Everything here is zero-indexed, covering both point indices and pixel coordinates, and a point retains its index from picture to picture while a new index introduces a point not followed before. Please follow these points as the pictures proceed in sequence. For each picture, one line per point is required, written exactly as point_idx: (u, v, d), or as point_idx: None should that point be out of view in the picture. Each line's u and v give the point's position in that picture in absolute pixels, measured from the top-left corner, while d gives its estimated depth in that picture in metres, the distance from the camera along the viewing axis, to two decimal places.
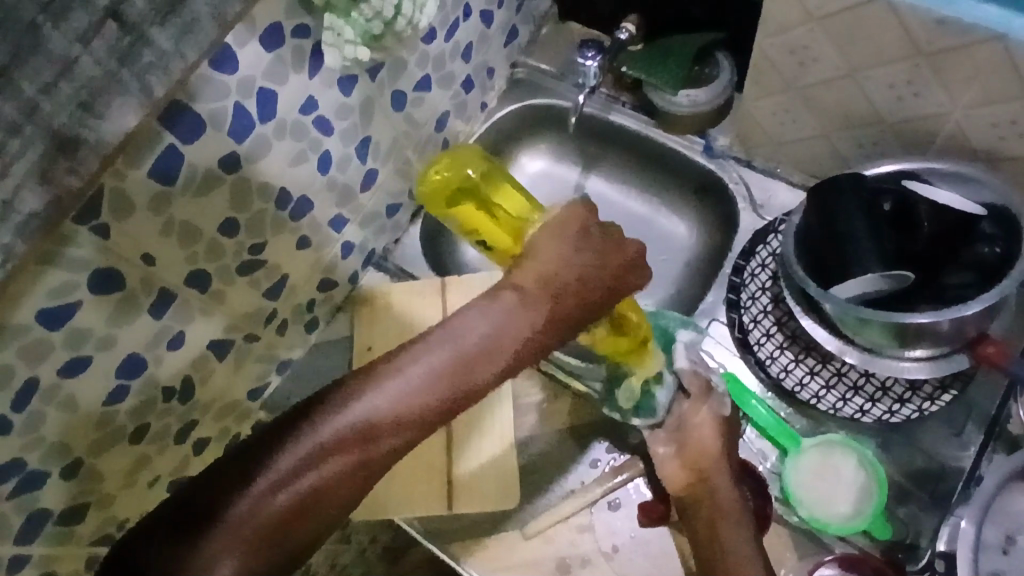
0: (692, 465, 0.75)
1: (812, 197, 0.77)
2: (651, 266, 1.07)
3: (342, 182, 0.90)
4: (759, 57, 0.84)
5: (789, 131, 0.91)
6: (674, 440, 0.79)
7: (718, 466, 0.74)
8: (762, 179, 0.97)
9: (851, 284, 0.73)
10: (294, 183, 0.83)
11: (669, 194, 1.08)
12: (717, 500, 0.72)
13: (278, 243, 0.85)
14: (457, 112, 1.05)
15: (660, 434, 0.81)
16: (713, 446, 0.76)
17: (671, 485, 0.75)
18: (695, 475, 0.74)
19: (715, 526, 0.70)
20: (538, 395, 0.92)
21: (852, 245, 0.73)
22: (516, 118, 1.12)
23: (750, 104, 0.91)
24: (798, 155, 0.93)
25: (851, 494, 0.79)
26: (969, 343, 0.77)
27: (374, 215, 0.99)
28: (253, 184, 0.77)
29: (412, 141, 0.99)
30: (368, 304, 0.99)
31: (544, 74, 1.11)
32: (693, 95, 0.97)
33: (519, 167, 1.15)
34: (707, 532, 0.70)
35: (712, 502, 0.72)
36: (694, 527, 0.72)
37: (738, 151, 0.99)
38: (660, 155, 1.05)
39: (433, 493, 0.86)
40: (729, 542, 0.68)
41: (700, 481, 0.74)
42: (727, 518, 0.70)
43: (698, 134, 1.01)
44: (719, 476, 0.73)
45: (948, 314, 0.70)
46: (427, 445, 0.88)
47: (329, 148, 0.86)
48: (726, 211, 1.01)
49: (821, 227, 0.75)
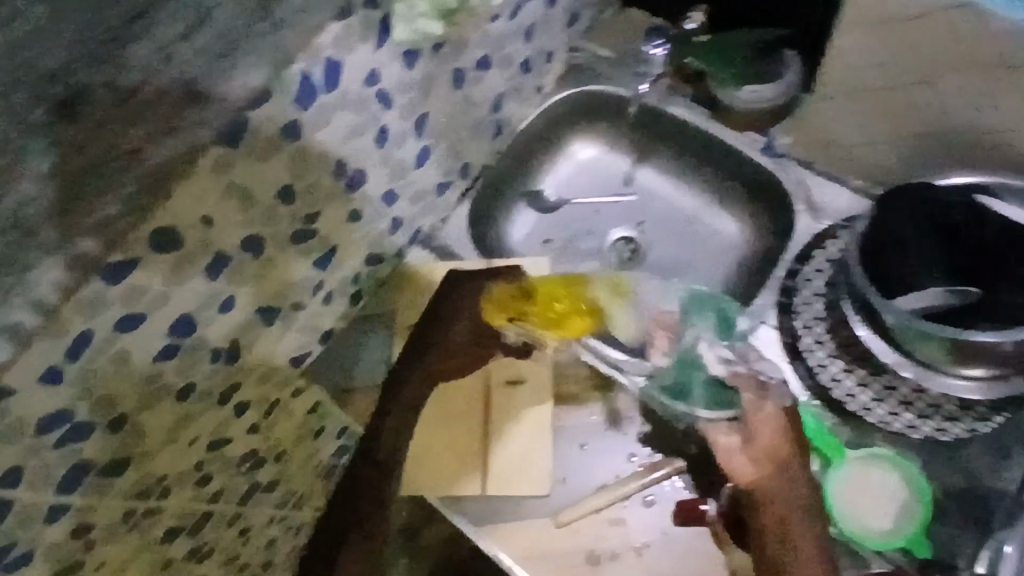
0: (764, 461, 0.76)
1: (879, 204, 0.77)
2: (697, 263, 1.07)
3: (396, 157, 0.90)
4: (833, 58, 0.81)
5: (856, 134, 0.88)
6: (740, 432, 0.79)
7: (789, 462, 0.76)
8: (822, 182, 0.95)
9: (910, 297, 0.75)
10: (352, 155, 0.83)
11: (721, 191, 1.06)
12: (787, 497, 0.75)
13: (330, 214, 0.85)
14: (512, 94, 1.04)
15: (721, 426, 0.81)
16: (783, 442, 0.77)
17: (739, 477, 0.76)
18: (771, 471, 0.76)
19: (785, 525, 0.73)
20: (577, 385, 0.92)
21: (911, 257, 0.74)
22: (570, 104, 1.11)
23: (818, 106, 0.88)
24: (861, 162, 0.91)
25: (892, 510, 0.79)
26: None
27: (423, 193, 0.99)
28: (312, 154, 0.77)
29: (466, 120, 0.98)
30: None
31: (602, 60, 1.09)
32: (758, 91, 0.96)
33: (569, 154, 1.15)
34: (778, 531, 0.73)
35: (784, 499, 0.75)
36: (761, 522, 0.74)
37: (799, 152, 0.96)
38: (716, 151, 1.02)
39: (468, 468, 0.87)
40: (801, 541, 0.72)
41: (774, 478, 0.75)
42: (797, 514, 0.74)
43: (759, 132, 0.99)
44: (791, 473, 0.75)
45: (1010, 336, 0.68)
46: (466, 425, 0.89)
47: (387, 122, 0.85)
48: (780, 212, 0.99)
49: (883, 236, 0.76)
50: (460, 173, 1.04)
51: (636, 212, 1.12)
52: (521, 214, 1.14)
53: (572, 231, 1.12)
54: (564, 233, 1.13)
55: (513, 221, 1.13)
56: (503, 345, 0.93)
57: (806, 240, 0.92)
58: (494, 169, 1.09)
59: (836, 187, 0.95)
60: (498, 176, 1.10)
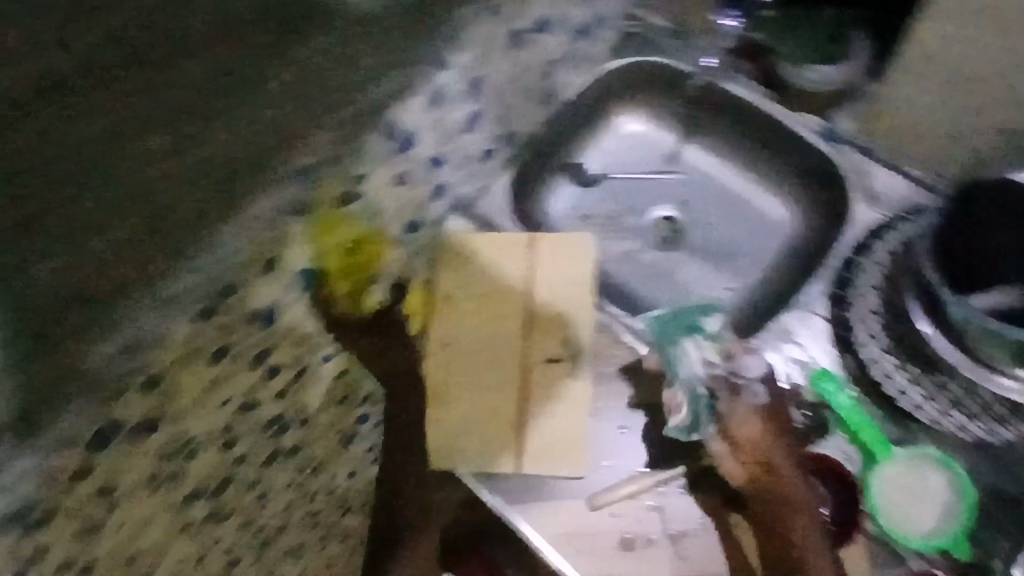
0: (753, 457, 0.78)
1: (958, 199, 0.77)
2: (741, 246, 1.03)
3: (447, 121, 0.86)
4: (919, 40, 0.77)
5: (923, 121, 0.85)
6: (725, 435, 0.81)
7: (778, 459, 0.77)
8: (885, 172, 0.91)
9: (990, 297, 0.76)
10: (406, 116, 0.79)
11: (774, 173, 1.02)
12: (785, 495, 0.76)
13: (378, 174, 0.80)
14: (566, 60, 0.99)
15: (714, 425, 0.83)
16: (770, 440, 0.79)
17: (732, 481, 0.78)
18: (758, 469, 0.78)
19: (783, 521, 0.76)
20: (619, 366, 0.90)
21: (994, 258, 0.76)
22: (621, 75, 1.06)
23: (893, 91, 0.84)
24: (928, 152, 0.88)
25: (935, 511, 0.77)
26: None
27: (467, 159, 0.95)
28: (368, 112, 0.73)
29: (518, 85, 0.93)
30: (452, 249, 0.96)
31: (658, 30, 1.04)
32: (823, 72, 0.91)
33: (614, 126, 1.10)
34: (775, 526, 0.76)
35: (783, 495, 0.76)
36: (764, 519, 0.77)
37: (861, 139, 0.93)
38: (772, 132, 0.98)
39: (504, 443, 0.85)
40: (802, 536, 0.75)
41: (769, 475, 0.77)
42: (798, 510, 0.76)
43: (820, 116, 0.95)
44: (784, 469, 0.77)
45: None
46: (502, 400, 0.87)
47: (442, 81, 0.80)
48: (833, 199, 0.95)
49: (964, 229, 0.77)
50: (506, 141, 1.00)
51: (680, 190, 1.08)
52: (560, 187, 1.10)
53: (613, 208, 1.09)
54: (604, 210, 1.09)
55: (553, 194, 1.10)
56: (544, 321, 0.91)
57: (863, 231, 0.89)
58: (538, 139, 1.05)
59: (896, 178, 0.91)
60: (542, 145, 1.06)
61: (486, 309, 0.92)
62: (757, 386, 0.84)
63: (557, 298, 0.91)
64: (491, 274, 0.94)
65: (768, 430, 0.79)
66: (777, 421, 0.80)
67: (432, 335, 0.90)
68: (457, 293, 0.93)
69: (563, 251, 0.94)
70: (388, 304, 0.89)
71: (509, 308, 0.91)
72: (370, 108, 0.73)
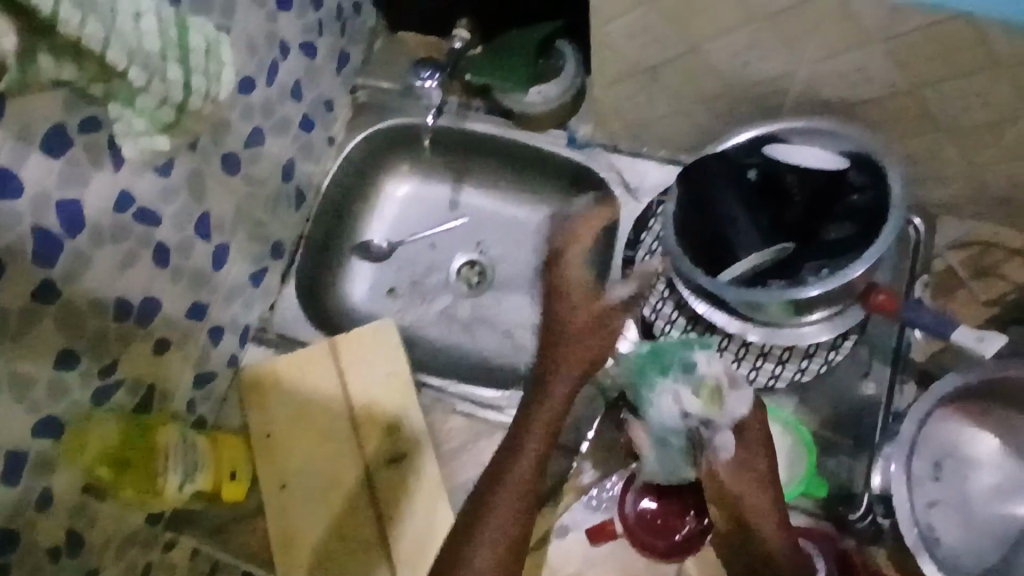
0: (723, 506, 0.70)
1: (682, 183, 0.80)
2: (544, 267, 1.06)
3: (190, 269, 0.80)
4: (601, 47, 0.80)
5: (642, 110, 0.88)
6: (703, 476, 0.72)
7: (751, 511, 0.69)
8: (632, 161, 0.95)
9: (739, 265, 0.79)
10: (133, 288, 0.73)
11: (546, 191, 1.05)
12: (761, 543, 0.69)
13: (132, 356, 0.74)
14: (304, 156, 0.96)
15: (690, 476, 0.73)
16: (744, 485, 0.69)
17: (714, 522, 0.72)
18: (727, 516, 0.70)
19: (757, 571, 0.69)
20: (462, 437, 0.88)
21: (731, 227, 0.79)
22: (370, 147, 1.05)
23: (602, 92, 0.87)
24: (661, 134, 0.91)
25: (782, 460, 0.79)
26: (861, 295, 0.78)
27: (238, 290, 0.90)
28: (82, 305, 0.67)
29: (260, 201, 0.89)
30: (255, 386, 0.90)
31: (388, 93, 1.04)
32: (545, 91, 0.93)
33: (386, 195, 1.09)
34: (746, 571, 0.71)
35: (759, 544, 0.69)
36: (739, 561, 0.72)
37: (602, 138, 0.96)
38: (525, 155, 1.01)
39: (375, 559, 0.82)
40: None
41: (743, 525, 0.70)
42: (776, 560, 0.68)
43: (560, 127, 0.98)
44: (755, 518, 0.69)
45: (835, 283, 0.71)
46: (353, 519, 0.83)
47: (163, 239, 0.75)
48: (602, 200, 0.99)
49: (698, 212, 0.80)
50: (274, 254, 0.95)
51: (470, 234, 1.09)
52: (355, 270, 1.07)
53: (413, 274, 1.08)
54: (405, 279, 1.07)
55: (350, 281, 1.06)
56: (372, 423, 0.87)
57: (632, 223, 0.92)
58: (311, 236, 1.01)
59: (643, 163, 0.95)
60: (317, 240, 1.03)
61: (312, 433, 0.87)
62: (727, 434, 0.70)
63: (377, 395, 0.88)
64: (302, 397, 0.89)
65: (752, 476, 0.69)
66: (762, 463, 0.70)
67: (268, 482, 0.85)
68: (276, 428, 0.87)
69: (363, 343, 0.90)
70: (211, 479, 0.81)
71: (334, 424, 0.87)
72: (84, 300, 0.67)
